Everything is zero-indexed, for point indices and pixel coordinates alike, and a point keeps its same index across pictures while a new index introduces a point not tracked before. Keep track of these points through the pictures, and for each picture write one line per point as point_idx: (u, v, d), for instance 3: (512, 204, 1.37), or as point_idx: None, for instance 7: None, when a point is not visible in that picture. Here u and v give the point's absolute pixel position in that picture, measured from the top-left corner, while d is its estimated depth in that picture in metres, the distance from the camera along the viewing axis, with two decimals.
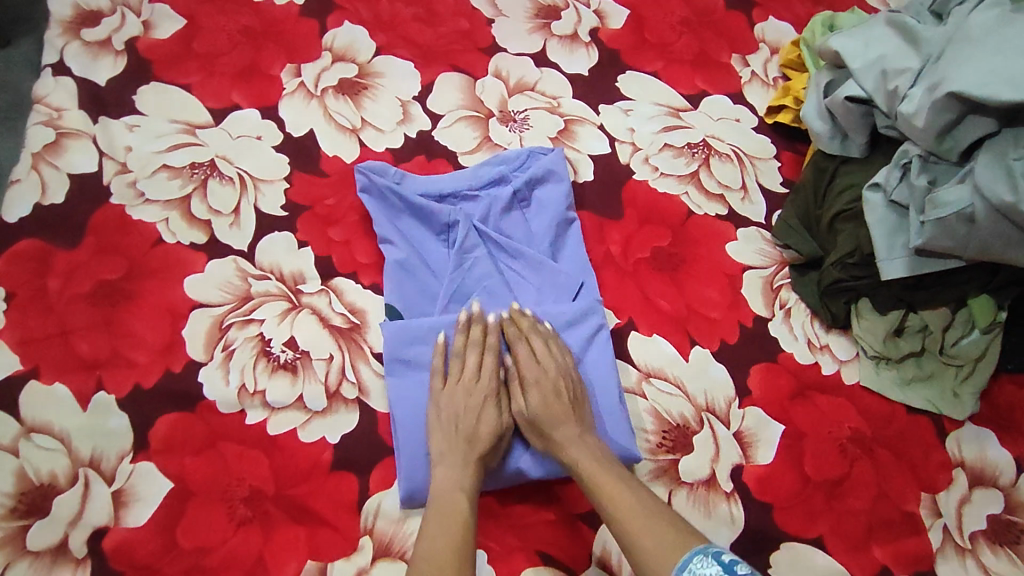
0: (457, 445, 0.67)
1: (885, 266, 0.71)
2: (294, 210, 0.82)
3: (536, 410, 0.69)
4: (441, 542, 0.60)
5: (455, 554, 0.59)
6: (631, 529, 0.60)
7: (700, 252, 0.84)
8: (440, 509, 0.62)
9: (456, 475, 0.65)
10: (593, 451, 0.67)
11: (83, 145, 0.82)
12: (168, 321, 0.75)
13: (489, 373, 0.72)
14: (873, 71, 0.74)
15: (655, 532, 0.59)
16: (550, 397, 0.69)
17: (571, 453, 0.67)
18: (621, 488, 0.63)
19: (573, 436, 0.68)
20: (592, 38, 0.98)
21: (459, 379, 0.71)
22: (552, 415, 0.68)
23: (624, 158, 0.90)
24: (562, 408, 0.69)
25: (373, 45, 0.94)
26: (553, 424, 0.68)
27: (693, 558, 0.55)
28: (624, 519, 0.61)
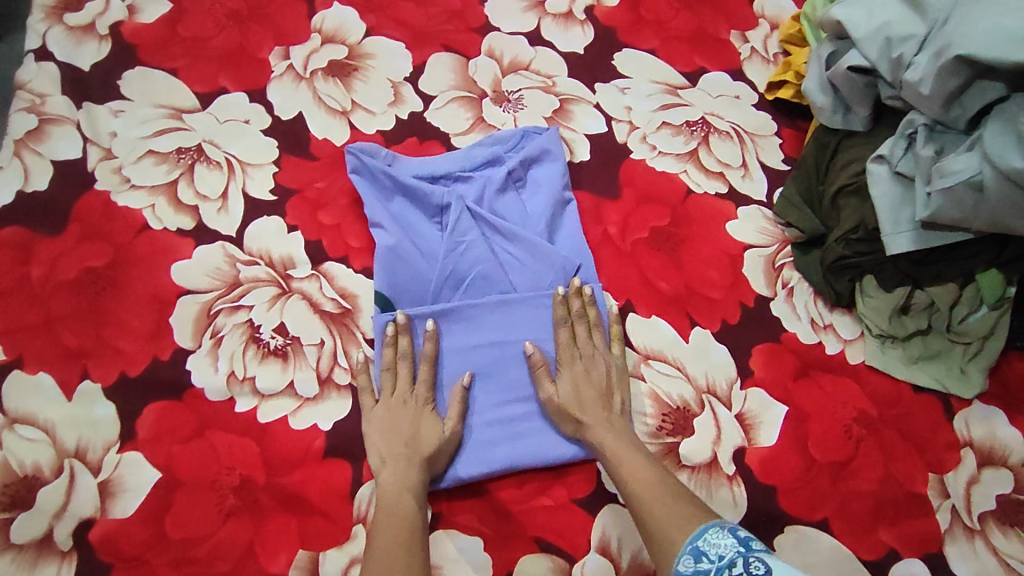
0: (404, 453, 0.65)
1: (891, 240, 0.69)
2: (283, 194, 0.80)
3: (572, 392, 0.69)
4: (388, 547, 0.59)
5: (403, 551, 0.58)
6: (650, 508, 0.60)
7: (699, 232, 0.82)
8: (395, 512, 0.61)
9: (401, 479, 0.64)
10: (618, 435, 0.67)
11: (67, 131, 0.81)
12: (154, 308, 0.73)
13: (423, 381, 0.70)
14: (876, 39, 0.71)
15: (675, 514, 0.59)
16: (589, 382, 0.70)
17: (597, 435, 0.67)
18: (648, 472, 0.63)
19: (600, 419, 0.68)
20: (587, 16, 0.96)
21: (392, 388, 0.69)
22: (583, 398, 0.69)
23: (621, 137, 0.88)
24: (594, 392, 0.69)
25: (363, 27, 0.92)
26: (583, 408, 0.68)
27: (709, 529, 0.56)
28: (645, 501, 0.61)
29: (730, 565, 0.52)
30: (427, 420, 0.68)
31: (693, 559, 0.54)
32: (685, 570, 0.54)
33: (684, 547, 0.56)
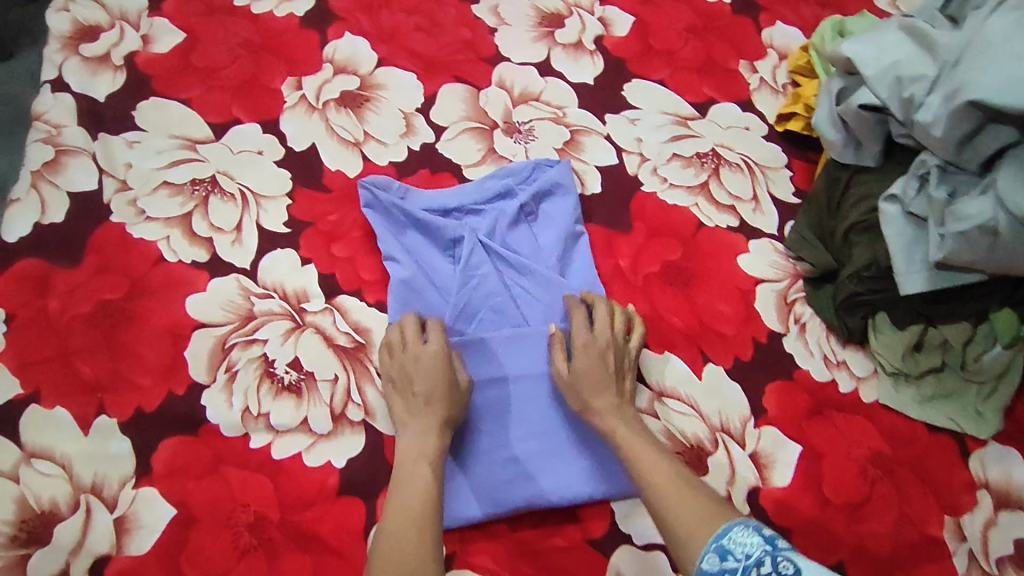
0: (429, 430, 0.67)
1: (905, 280, 0.70)
2: (297, 226, 0.80)
3: (585, 371, 0.70)
4: (407, 522, 0.59)
5: (416, 527, 0.59)
6: (663, 493, 0.61)
7: (710, 266, 0.83)
8: (410, 488, 0.62)
9: (420, 458, 0.65)
10: (630, 424, 0.68)
11: (83, 162, 0.81)
12: (170, 342, 0.73)
13: (434, 341, 0.71)
14: (887, 78, 0.71)
15: (690, 503, 0.60)
16: (604, 363, 0.70)
17: (610, 420, 0.68)
18: (661, 459, 0.64)
19: (613, 404, 0.69)
20: (597, 46, 0.97)
21: (409, 363, 0.70)
22: (591, 381, 0.69)
23: (632, 169, 0.88)
24: (607, 378, 0.70)
25: (374, 57, 0.93)
26: (593, 390, 0.69)
27: (734, 527, 0.56)
28: (659, 488, 0.62)
29: (757, 564, 0.52)
30: (446, 395, 0.68)
31: (719, 558, 0.55)
32: (710, 568, 0.55)
33: (707, 545, 0.56)
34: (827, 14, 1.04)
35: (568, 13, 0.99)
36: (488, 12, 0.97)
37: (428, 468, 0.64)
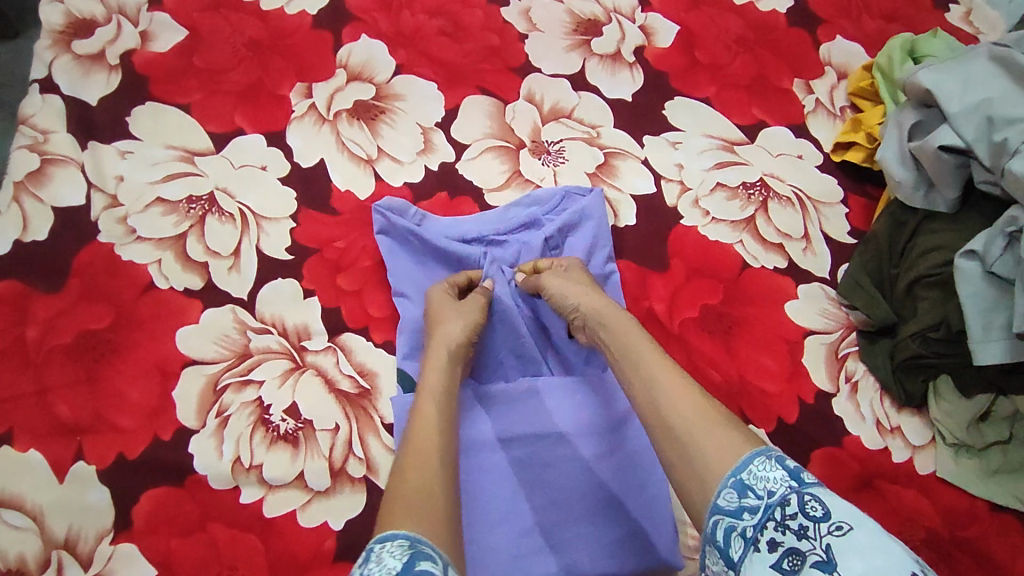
0: (436, 359, 0.60)
1: (980, 349, 0.62)
2: (301, 252, 0.73)
3: (559, 292, 0.66)
4: (422, 450, 0.51)
5: (437, 460, 0.50)
6: (677, 405, 0.51)
7: (754, 312, 0.75)
8: (414, 419, 0.54)
9: (433, 381, 0.58)
10: (629, 326, 0.60)
11: (71, 174, 0.74)
12: (157, 380, 0.66)
13: (451, 294, 0.68)
14: (974, 117, 0.65)
15: (704, 413, 0.50)
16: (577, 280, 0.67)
17: (607, 319, 0.61)
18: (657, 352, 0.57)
19: (602, 304, 0.63)
20: (637, 58, 0.88)
21: (430, 311, 0.66)
22: (584, 293, 0.65)
23: (671, 200, 0.80)
24: (584, 283, 0.67)
25: (392, 63, 0.85)
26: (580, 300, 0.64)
27: (755, 458, 0.45)
28: (671, 400, 0.52)
29: (781, 502, 0.42)
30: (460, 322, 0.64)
31: (738, 494, 0.44)
32: (727, 506, 0.45)
33: (724, 480, 0.46)
34: (891, 30, 0.94)
35: (606, 19, 0.90)
36: (519, 17, 0.89)
37: (433, 397, 0.56)
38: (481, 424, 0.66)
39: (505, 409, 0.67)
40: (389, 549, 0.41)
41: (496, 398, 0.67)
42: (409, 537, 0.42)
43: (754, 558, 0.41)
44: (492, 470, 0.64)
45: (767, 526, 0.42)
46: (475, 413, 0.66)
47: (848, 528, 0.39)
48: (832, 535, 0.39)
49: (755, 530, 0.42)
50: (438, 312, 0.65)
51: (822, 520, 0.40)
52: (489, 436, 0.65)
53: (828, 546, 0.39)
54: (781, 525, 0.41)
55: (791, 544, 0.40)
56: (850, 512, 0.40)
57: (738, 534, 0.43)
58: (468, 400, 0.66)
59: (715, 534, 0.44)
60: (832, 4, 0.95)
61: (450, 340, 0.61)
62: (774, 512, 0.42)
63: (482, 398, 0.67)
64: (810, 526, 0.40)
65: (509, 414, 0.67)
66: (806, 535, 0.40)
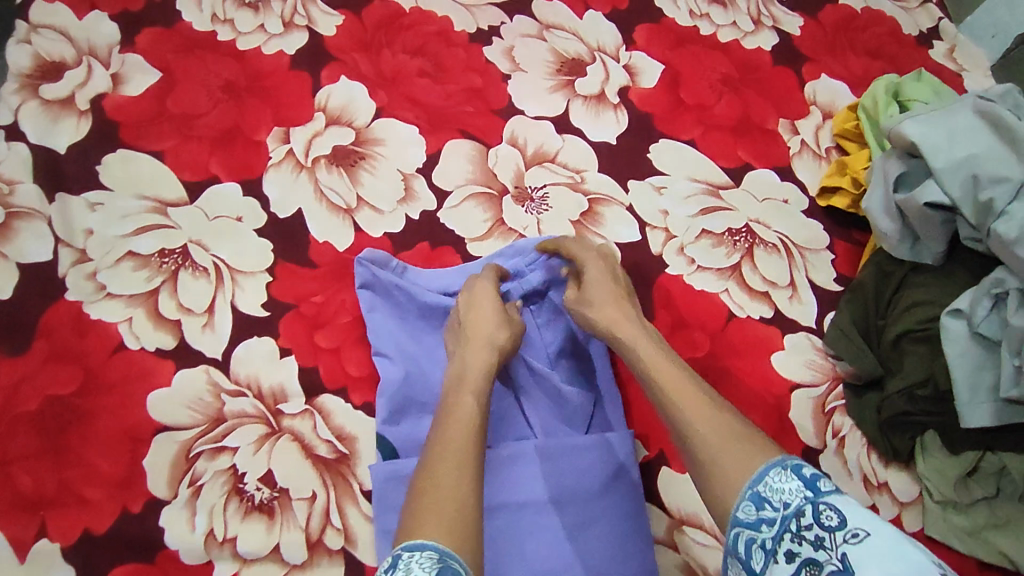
0: (481, 349, 0.63)
1: (968, 412, 0.62)
2: (277, 308, 0.71)
3: (586, 296, 0.67)
4: (456, 444, 0.53)
5: (456, 463, 0.51)
6: (689, 419, 0.53)
7: (740, 365, 0.74)
8: (449, 414, 0.57)
9: (476, 376, 0.60)
10: (647, 338, 0.62)
11: (38, 228, 0.71)
12: (127, 448, 0.64)
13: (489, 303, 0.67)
14: (959, 175, 0.64)
15: (722, 425, 0.51)
16: (608, 278, 0.68)
17: (621, 333, 0.63)
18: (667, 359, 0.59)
19: (622, 316, 0.64)
20: (621, 99, 0.87)
21: (468, 306, 0.67)
22: (603, 297, 0.66)
23: (656, 248, 0.79)
24: (614, 294, 0.66)
25: (372, 105, 0.83)
26: (601, 307, 0.66)
27: (770, 471, 0.46)
28: (688, 402, 0.54)
29: (796, 513, 0.43)
30: (498, 326, 0.65)
31: (755, 506, 0.45)
32: (747, 518, 0.45)
33: (742, 491, 0.46)
34: (875, 68, 0.94)
35: (590, 58, 0.89)
36: (503, 56, 0.87)
37: (473, 394, 0.59)
38: (532, 485, 0.62)
39: (558, 466, 0.64)
40: (418, 559, 0.43)
41: (543, 452, 0.64)
42: (439, 548, 0.44)
43: (775, 569, 0.42)
44: (545, 533, 0.61)
45: (784, 537, 0.42)
46: (521, 473, 0.63)
47: (866, 535, 0.39)
48: (848, 543, 0.40)
49: (774, 542, 0.43)
50: (466, 313, 0.67)
51: (838, 529, 0.41)
52: (540, 497, 0.62)
53: (844, 555, 0.40)
54: (798, 536, 0.42)
55: (808, 554, 0.41)
56: (866, 517, 0.40)
57: (758, 545, 0.44)
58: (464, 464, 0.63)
59: (736, 546, 0.45)
60: (817, 41, 0.94)
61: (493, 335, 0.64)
62: (790, 524, 0.43)
63: (538, 453, 0.63)
64: (826, 536, 0.41)
65: (561, 471, 0.63)
66: (824, 545, 0.41)
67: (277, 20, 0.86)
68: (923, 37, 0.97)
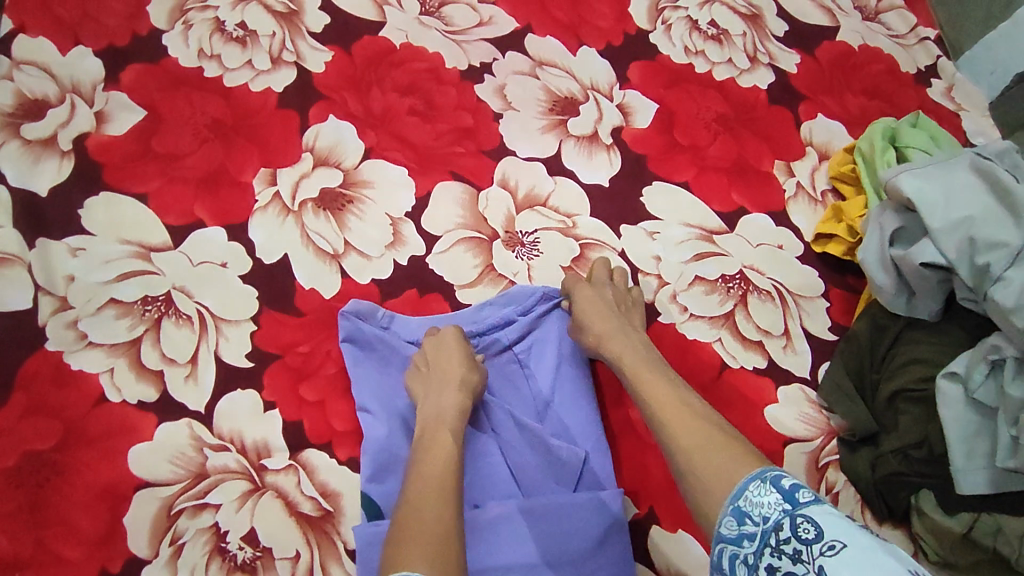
0: (450, 391, 0.65)
1: (964, 478, 0.61)
2: (262, 359, 0.70)
3: (580, 317, 0.70)
4: (430, 474, 0.56)
5: (435, 492, 0.54)
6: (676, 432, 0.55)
7: (731, 418, 0.73)
8: (427, 449, 0.59)
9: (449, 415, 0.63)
10: (635, 350, 0.66)
11: (17, 274, 0.70)
12: (107, 505, 0.63)
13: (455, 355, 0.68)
14: (957, 237, 0.64)
15: (703, 434, 0.54)
16: (603, 298, 0.71)
17: (611, 346, 0.67)
18: (657, 372, 0.62)
19: (615, 329, 0.68)
20: (614, 140, 0.85)
21: (437, 356, 0.68)
22: (599, 312, 0.69)
23: (649, 295, 0.78)
24: (610, 310, 0.70)
25: (361, 145, 0.81)
26: (599, 322, 0.69)
27: (750, 484, 0.48)
28: (668, 413, 0.57)
29: (775, 527, 0.44)
30: (465, 364, 0.67)
31: (737, 521, 0.47)
32: (730, 534, 0.47)
33: (724, 507, 0.48)
34: (872, 107, 0.93)
35: (584, 96, 0.88)
36: (495, 95, 0.86)
37: (446, 428, 0.61)
38: (523, 547, 0.61)
39: (546, 524, 0.62)
40: None
41: (530, 510, 0.62)
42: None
43: None
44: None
45: (764, 553, 0.44)
46: (509, 533, 0.61)
47: (841, 546, 0.40)
48: (824, 555, 0.40)
49: (755, 557, 0.44)
50: (431, 354, 0.69)
51: (814, 541, 0.42)
52: (531, 559, 0.61)
53: (820, 568, 0.40)
54: (777, 550, 0.43)
55: (787, 568, 0.42)
56: (843, 528, 0.41)
57: (742, 560, 0.46)
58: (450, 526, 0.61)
59: (722, 561, 0.47)
60: (814, 79, 0.93)
61: (460, 378, 0.66)
62: (769, 538, 0.44)
63: (523, 512, 0.62)
64: (802, 549, 0.42)
65: (552, 529, 0.62)
66: (801, 559, 0.42)
67: (265, 56, 0.84)
68: (921, 75, 0.96)
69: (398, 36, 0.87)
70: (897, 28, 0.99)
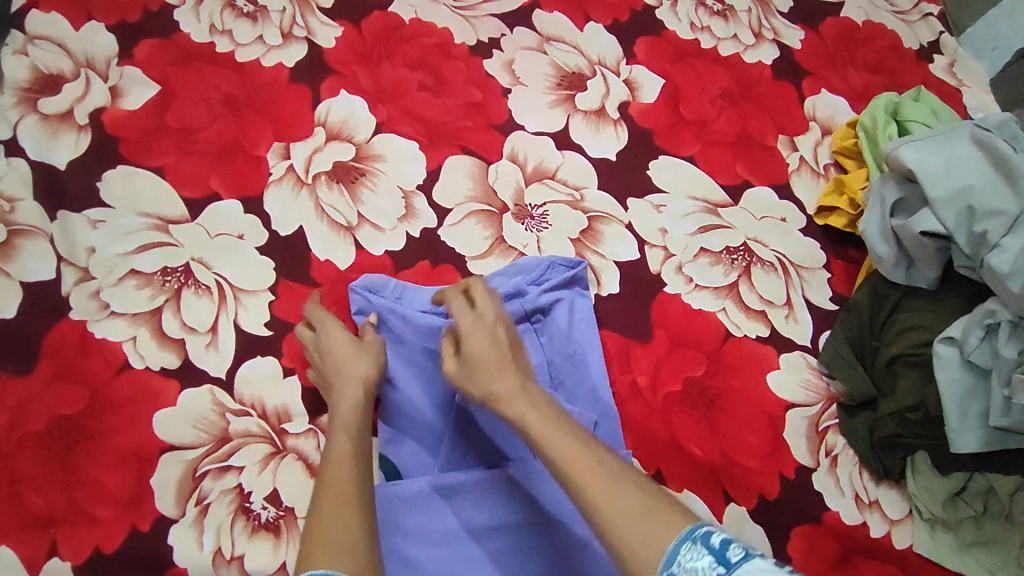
0: (350, 385, 0.64)
1: (959, 437, 0.64)
2: (280, 328, 0.73)
3: (469, 366, 0.60)
4: (336, 470, 0.56)
5: (342, 493, 0.54)
6: (595, 502, 0.47)
7: (735, 384, 0.75)
8: (331, 452, 0.58)
9: (347, 413, 0.62)
10: (538, 404, 0.55)
11: (40, 246, 0.71)
12: (134, 467, 0.65)
13: (350, 349, 0.67)
14: (956, 205, 0.66)
15: (625, 500, 0.47)
16: (492, 344, 0.60)
17: (509, 406, 0.56)
18: (562, 434, 0.52)
19: (513, 382, 0.57)
20: (621, 115, 0.87)
21: (325, 349, 0.67)
22: (487, 361, 0.59)
23: (655, 266, 0.80)
24: (495, 352, 0.60)
25: (372, 120, 0.83)
26: (488, 374, 0.58)
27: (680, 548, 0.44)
28: (577, 477, 0.49)
29: None
30: (362, 355, 0.67)
31: None
32: None
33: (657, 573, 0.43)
34: (875, 83, 0.94)
35: (591, 72, 0.89)
36: (503, 70, 0.87)
37: (347, 430, 0.61)
38: (445, 520, 0.66)
39: (469, 498, 0.67)
40: None
41: (454, 487, 0.67)
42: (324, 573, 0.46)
43: None
44: (466, 563, 0.65)
45: None
46: (434, 506, 0.66)
47: None
48: None
49: None
50: (321, 357, 0.67)
51: None
52: (456, 530, 0.66)
53: None
54: None
55: None
56: None
57: None
58: (425, 493, 0.66)
59: None
60: (818, 55, 0.94)
61: (356, 371, 0.65)
62: None
63: (439, 490, 0.66)
64: None
65: (476, 503, 0.67)
66: None
67: (276, 31, 0.85)
68: (924, 51, 0.97)
69: (407, 11, 0.88)
70: (901, 5, 1.00)
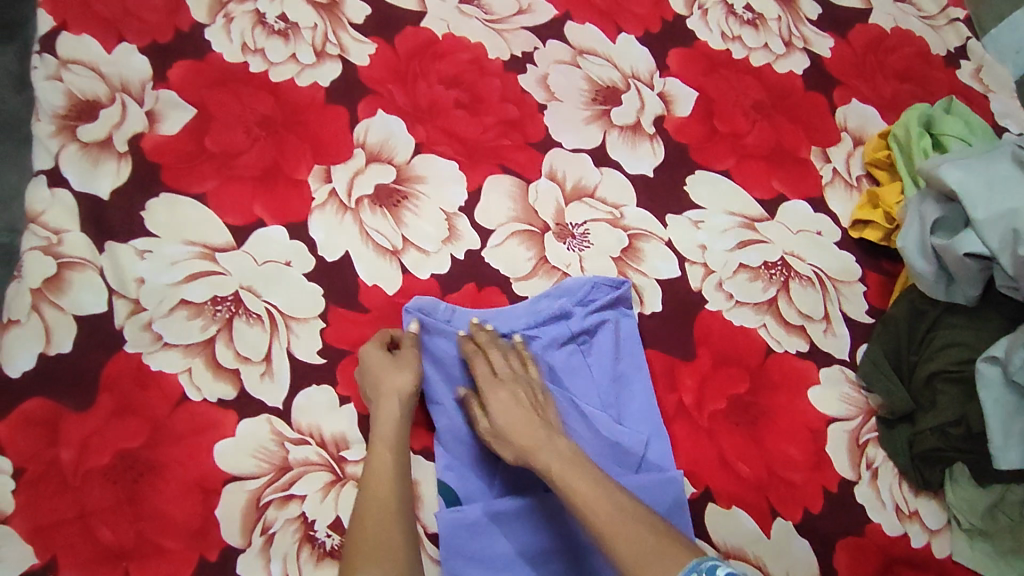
0: (387, 402, 0.67)
1: (1001, 454, 0.66)
2: (333, 355, 0.74)
3: (499, 427, 0.66)
4: (377, 490, 0.63)
5: (382, 514, 0.62)
6: (614, 545, 0.54)
7: (777, 400, 0.77)
8: (372, 467, 0.65)
9: (387, 428, 0.66)
10: (561, 453, 0.62)
11: (89, 279, 0.72)
12: (198, 498, 0.67)
13: (406, 366, 0.69)
14: (1000, 228, 0.67)
15: (637, 542, 0.54)
16: (515, 407, 0.67)
17: (539, 457, 0.63)
18: (586, 479, 0.59)
19: (537, 439, 0.64)
20: (657, 129, 0.87)
21: (366, 368, 0.69)
22: (516, 422, 0.66)
23: (696, 283, 0.81)
24: (524, 411, 0.67)
25: (411, 141, 0.82)
26: (516, 431, 0.65)
27: None
28: (600, 527, 0.56)
29: None
30: (404, 371, 0.69)
31: None
32: None
33: None
34: (904, 90, 0.95)
35: (625, 85, 0.89)
36: (538, 85, 0.87)
37: (387, 445, 0.66)
38: (502, 545, 0.68)
39: (524, 523, 0.69)
40: None
41: (511, 513, 0.69)
42: None
43: None
44: None
45: None
46: (492, 532, 0.68)
47: None
48: None
49: None
50: (366, 379, 0.69)
51: None
52: (512, 555, 0.68)
53: None
54: None
55: None
56: None
57: None
58: (480, 522, 0.67)
59: None
60: (848, 63, 0.95)
61: (397, 385, 0.68)
62: None
63: (495, 517, 0.68)
64: None
65: (529, 527, 0.69)
66: None
67: (309, 49, 0.84)
68: (951, 56, 0.98)
69: (440, 26, 0.88)
70: (928, 9, 1.00)
